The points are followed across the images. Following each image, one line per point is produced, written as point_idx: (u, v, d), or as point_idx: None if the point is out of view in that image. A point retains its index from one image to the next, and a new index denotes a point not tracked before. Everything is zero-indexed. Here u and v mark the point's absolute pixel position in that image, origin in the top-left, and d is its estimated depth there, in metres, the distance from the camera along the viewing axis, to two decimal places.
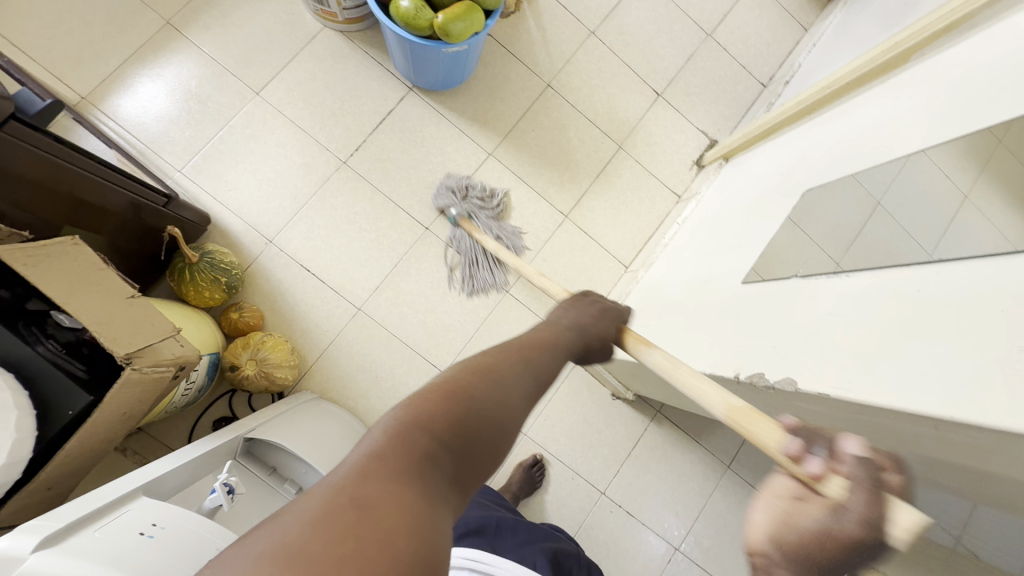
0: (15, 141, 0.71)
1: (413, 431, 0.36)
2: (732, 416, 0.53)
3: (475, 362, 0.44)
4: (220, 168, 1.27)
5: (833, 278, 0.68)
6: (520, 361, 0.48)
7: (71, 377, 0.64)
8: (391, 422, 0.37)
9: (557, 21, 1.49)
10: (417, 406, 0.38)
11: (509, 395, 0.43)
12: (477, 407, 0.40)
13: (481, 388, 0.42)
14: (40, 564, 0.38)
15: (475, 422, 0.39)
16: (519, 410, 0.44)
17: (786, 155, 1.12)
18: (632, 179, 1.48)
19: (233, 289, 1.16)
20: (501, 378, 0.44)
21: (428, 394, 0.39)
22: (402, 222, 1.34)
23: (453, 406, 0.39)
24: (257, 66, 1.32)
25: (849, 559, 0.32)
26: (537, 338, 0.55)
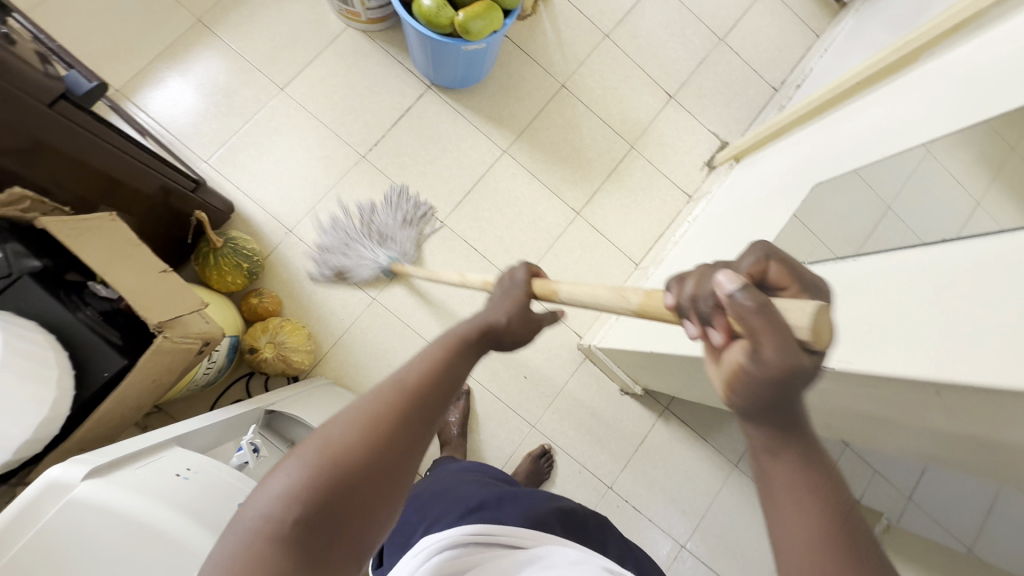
0: (63, 121, 0.76)
1: (261, 528, 0.37)
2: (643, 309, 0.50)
3: (336, 419, 0.42)
4: (244, 159, 1.32)
5: (840, 263, 0.70)
6: (412, 395, 0.44)
7: (106, 344, 0.68)
8: (249, 523, 0.38)
9: (572, 24, 1.53)
10: (270, 500, 0.38)
11: (379, 444, 0.41)
12: (335, 473, 0.39)
13: (342, 454, 0.40)
14: (91, 490, 0.47)
15: (336, 494, 0.39)
16: (405, 456, 0.42)
17: (795, 155, 1.14)
18: (643, 179, 1.51)
19: (254, 275, 1.20)
20: (377, 435, 0.41)
21: (282, 490, 0.38)
22: (418, 215, 1.38)
23: (310, 496, 0.38)
24: (282, 63, 1.37)
25: (786, 389, 0.33)
26: (435, 350, 0.49)
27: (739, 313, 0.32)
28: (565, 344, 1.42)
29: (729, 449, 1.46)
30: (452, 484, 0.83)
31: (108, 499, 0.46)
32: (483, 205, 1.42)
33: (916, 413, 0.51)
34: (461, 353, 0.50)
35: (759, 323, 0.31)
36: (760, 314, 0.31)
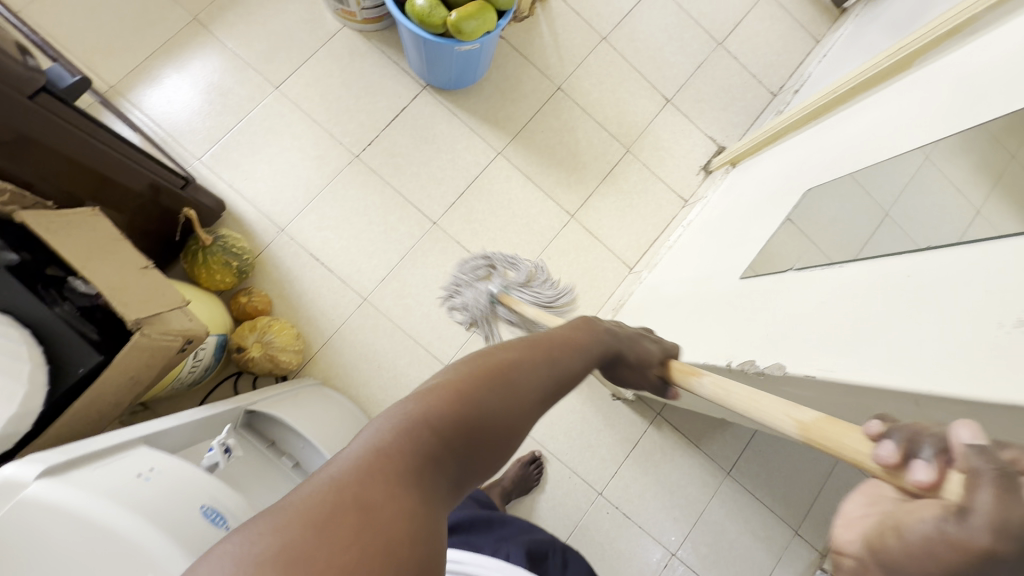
0: (46, 114, 0.76)
1: (423, 431, 0.38)
2: (805, 431, 0.45)
3: (491, 358, 0.46)
4: (237, 157, 1.32)
5: (827, 270, 0.69)
6: (551, 365, 0.50)
7: (83, 338, 0.67)
8: (403, 418, 0.38)
9: (570, 27, 1.53)
10: (429, 398, 0.40)
11: (523, 401, 0.45)
12: (488, 405, 0.42)
13: (502, 383, 0.44)
14: (44, 490, 0.43)
15: (484, 424, 0.41)
16: (534, 413, 0.46)
17: (790, 160, 1.13)
18: (639, 183, 1.50)
19: (243, 274, 1.19)
20: (526, 378, 0.46)
21: (447, 391, 0.41)
22: (411, 216, 1.37)
23: (466, 404, 0.41)
24: (278, 61, 1.37)
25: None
26: (560, 339, 0.56)
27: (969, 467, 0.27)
28: None
29: (722, 457, 1.45)
30: None
31: (61, 501, 0.43)
32: (477, 206, 1.41)
33: None
34: (579, 350, 0.56)
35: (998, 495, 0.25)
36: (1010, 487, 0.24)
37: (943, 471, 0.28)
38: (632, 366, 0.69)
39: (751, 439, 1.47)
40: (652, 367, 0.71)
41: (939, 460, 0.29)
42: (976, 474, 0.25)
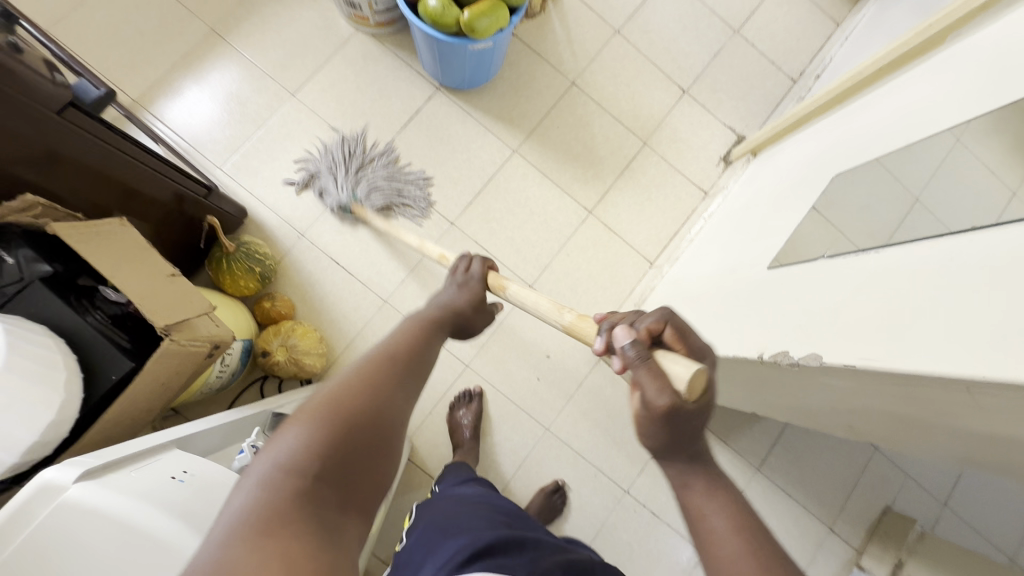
0: (73, 127, 0.77)
1: (288, 471, 0.41)
2: (570, 328, 0.71)
3: (339, 377, 0.49)
4: (257, 165, 1.34)
5: (860, 256, 0.66)
6: (395, 358, 0.54)
7: (115, 346, 0.68)
8: (263, 474, 0.41)
9: (582, 21, 1.51)
10: (286, 439, 0.43)
11: (384, 393, 0.50)
12: (353, 416, 0.46)
13: (357, 395, 0.47)
14: (83, 492, 0.46)
15: (351, 436, 0.45)
16: (400, 399, 0.50)
17: (813, 147, 1.10)
18: (657, 176, 1.48)
19: (266, 279, 1.20)
20: (377, 380, 0.50)
21: (302, 424, 0.44)
22: (429, 217, 1.37)
23: (330, 426, 0.44)
24: (293, 69, 1.38)
25: (671, 421, 0.47)
26: (408, 329, 0.61)
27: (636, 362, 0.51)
28: (579, 345, 1.40)
29: (751, 453, 1.42)
30: (458, 514, 0.85)
31: (99, 503, 0.45)
32: (494, 205, 1.40)
33: (948, 411, 0.48)
34: (430, 339, 0.62)
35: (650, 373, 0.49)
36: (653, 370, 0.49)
37: (639, 372, 0.50)
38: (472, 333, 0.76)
39: (781, 434, 1.44)
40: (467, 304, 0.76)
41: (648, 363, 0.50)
42: (634, 357, 0.52)
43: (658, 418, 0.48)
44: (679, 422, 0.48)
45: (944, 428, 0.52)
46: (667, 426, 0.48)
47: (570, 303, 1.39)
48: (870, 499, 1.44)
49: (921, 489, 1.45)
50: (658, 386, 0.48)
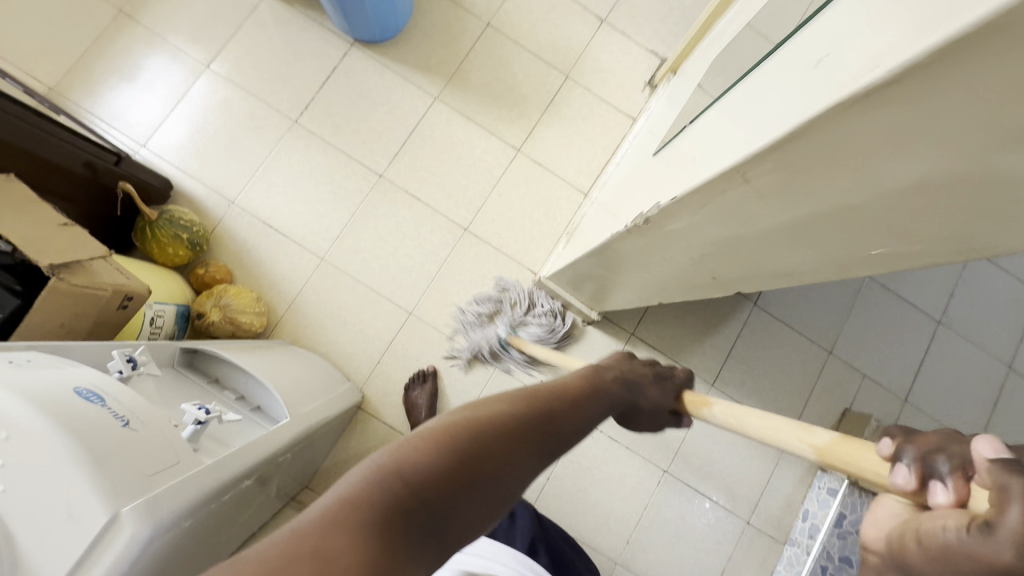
0: None
1: (393, 477, 0.37)
2: (823, 454, 0.43)
3: (490, 413, 0.43)
4: (180, 140, 1.35)
5: (710, 110, 0.67)
6: (553, 417, 0.47)
7: (5, 289, 0.71)
8: (373, 465, 0.38)
9: None
10: (410, 448, 0.39)
11: (519, 445, 0.43)
12: (481, 459, 0.40)
13: (495, 437, 0.41)
14: None
15: (472, 481, 0.39)
16: (528, 469, 0.43)
17: (712, 43, 1.09)
18: (583, 107, 1.48)
19: (196, 246, 1.22)
20: (521, 427, 0.44)
21: (428, 438, 0.40)
22: (357, 172, 1.38)
23: (450, 455, 0.39)
24: (205, 41, 1.39)
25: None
26: (586, 392, 0.53)
27: (996, 484, 0.26)
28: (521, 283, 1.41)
29: (704, 370, 1.43)
30: None
31: None
32: (421, 153, 1.41)
33: (747, 215, 0.47)
34: (592, 401, 0.53)
35: (1020, 510, 0.24)
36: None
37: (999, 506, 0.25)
38: (647, 413, 0.63)
39: (732, 348, 1.45)
40: (658, 396, 0.64)
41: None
42: (998, 487, 0.25)
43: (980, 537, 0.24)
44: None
45: (761, 247, 0.51)
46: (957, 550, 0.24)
47: (507, 242, 1.40)
48: (827, 403, 1.44)
49: (878, 387, 1.46)
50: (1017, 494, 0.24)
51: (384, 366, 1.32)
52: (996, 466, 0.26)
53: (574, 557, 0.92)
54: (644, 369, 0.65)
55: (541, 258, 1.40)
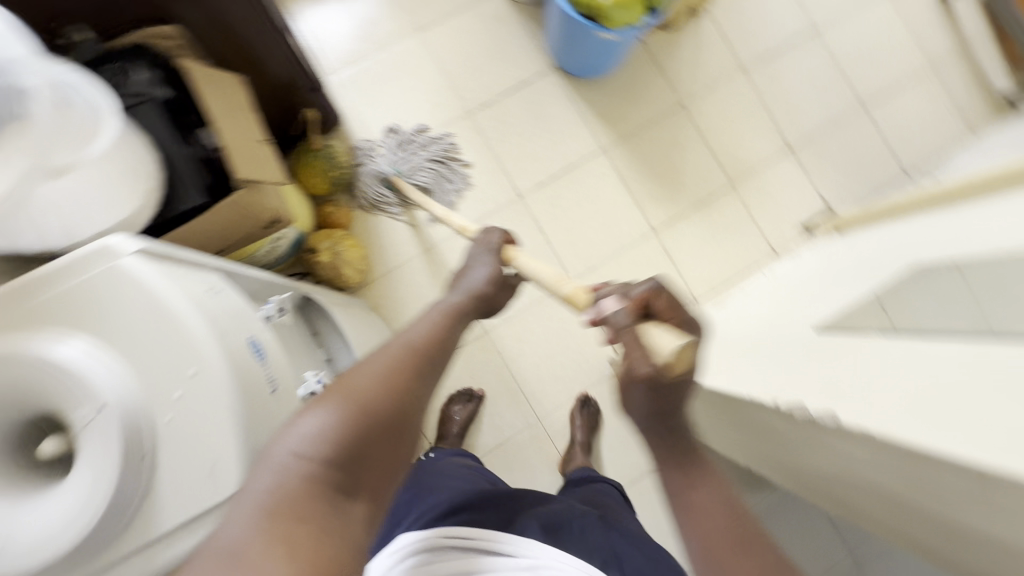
0: None
1: (309, 454, 0.41)
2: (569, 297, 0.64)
3: (360, 382, 0.46)
4: (365, 83, 1.41)
5: (913, 339, 0.63)
6: (411, 348, 0.50)
7: (196, 181, 0.75)
8: (287, 451, 0.41)
9: (712, 49, 1.49)
10: (305, 424, 0.42)
11: (398, 394, 0.46)
12: (374, 418, 0.44)
13: (372, 391, 0.45)
14: (134, 264, 0.48)
15: (374, 442, 0.44)
16: (412, 394, 0.47)
17: (904, 236, 1.04)
18: (733, 220, 1.45)
19: (337, 186, 1.28)
20: (385, 377, 0.47)
21: (318, 412, 0.43)
22: (501, 183, 1.41)
23: (349, 418, 0.43)
24: (428, 8, 1.44)
25: (652, 391, 0.48)
26: (430, 318, 0.56)
27: (619, 327, 0.51)
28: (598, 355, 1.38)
29: None
30: (440, 478, 0.78)
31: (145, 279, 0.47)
32: (565, 192, 1.42)
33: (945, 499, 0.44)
34: (451, 326, 0.57)
35: (629, 340, 0.49)
36: (632, 333, 0.49)
37: (626, 347, 0.49)
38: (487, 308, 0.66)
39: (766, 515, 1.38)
40: (494, 283, 0.66)
41: (649, 346, 0.48)
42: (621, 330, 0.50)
43: (644, 387, 0.48)
44: (647, 394, 0.48)
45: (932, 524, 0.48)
46: (650, 395, 0.48)
47: None
48: None
49: None
50: (643, 363, 0.47)
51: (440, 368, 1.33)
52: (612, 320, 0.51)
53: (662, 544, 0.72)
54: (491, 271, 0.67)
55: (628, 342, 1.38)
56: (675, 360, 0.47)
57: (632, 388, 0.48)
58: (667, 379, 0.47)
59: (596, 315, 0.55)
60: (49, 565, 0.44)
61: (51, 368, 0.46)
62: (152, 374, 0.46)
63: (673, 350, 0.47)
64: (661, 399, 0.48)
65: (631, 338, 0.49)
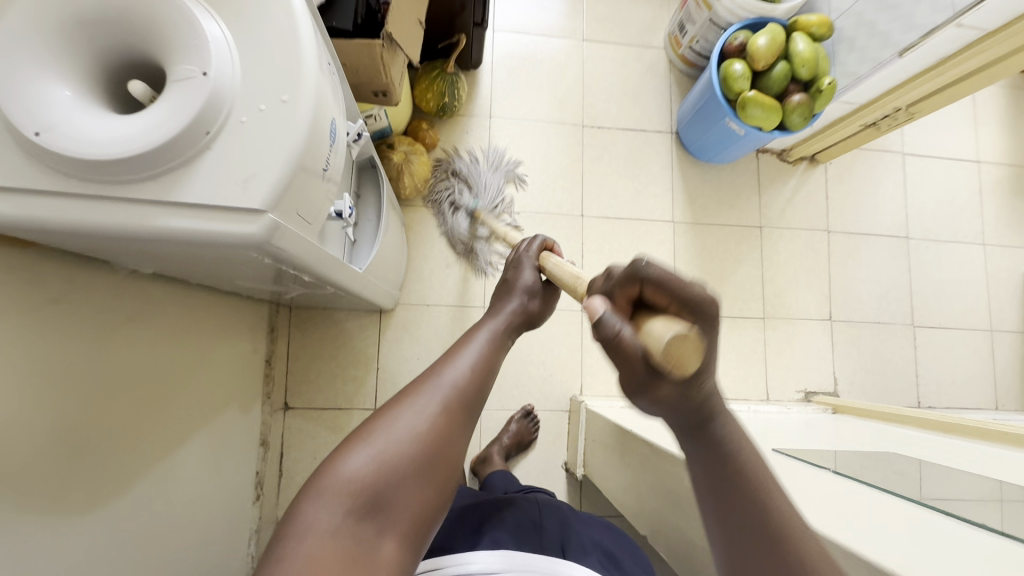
0: None
1: (390, 463, 0.45)
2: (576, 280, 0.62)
3: (400, 426, 0.48)
4: (515, 52, 1.51)
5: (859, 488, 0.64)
6: (477, 381, 0.54)
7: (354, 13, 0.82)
8: (370, 455, 0.46)
9: (813, 199, 1.55)
10: (400, 447, 0.46)
11: (438, 432, 0.48)
12: (409, 463, 0.46)
13: (447, 426, 0.49)
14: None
15: (401, 481, 0.45)
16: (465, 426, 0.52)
17: (891, 437, 1.05)
18: (748, 347, 1.46)
19: (441, 111, 1.36)
20: (456, 410, 0.51)
21: (411, 437, 0.47)
22: (573, 196, 1.47)
23: (428, 445, 0.47)
24: (602, 27, 1.56)
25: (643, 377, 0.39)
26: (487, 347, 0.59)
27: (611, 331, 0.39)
28: (566, 386, 1.39)
29: None
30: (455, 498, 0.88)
31: (297, 10, 0.48)
32: (620, 236, 1.47)
33: None
34: (495, 362, 0.58)
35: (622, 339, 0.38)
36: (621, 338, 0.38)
37: (610, 350, 0.40)
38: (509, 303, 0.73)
39: None
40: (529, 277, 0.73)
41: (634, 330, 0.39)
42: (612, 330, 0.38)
43: (632, 395, 0.41)
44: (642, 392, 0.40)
45: None
46: (658, 403, 0.41)
47: (592, 352, 1.41)
48: None
49: None
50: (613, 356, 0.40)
51: (427, 311, 1.37)
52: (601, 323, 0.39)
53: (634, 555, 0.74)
54: (530, 280, 0.73)
55: (596, 391, 1.39)
56: (669, 354, 0.36)
57: (637, 395, 0.41)
58: (659, 372, 0.37)
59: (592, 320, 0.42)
60: (56, 157, 0.42)
61: (177, 18, 0.45)
62: (250, 83, 0.46)
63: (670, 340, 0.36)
64: (638, 380, 0.39)
65: (618, 337, 0.38)
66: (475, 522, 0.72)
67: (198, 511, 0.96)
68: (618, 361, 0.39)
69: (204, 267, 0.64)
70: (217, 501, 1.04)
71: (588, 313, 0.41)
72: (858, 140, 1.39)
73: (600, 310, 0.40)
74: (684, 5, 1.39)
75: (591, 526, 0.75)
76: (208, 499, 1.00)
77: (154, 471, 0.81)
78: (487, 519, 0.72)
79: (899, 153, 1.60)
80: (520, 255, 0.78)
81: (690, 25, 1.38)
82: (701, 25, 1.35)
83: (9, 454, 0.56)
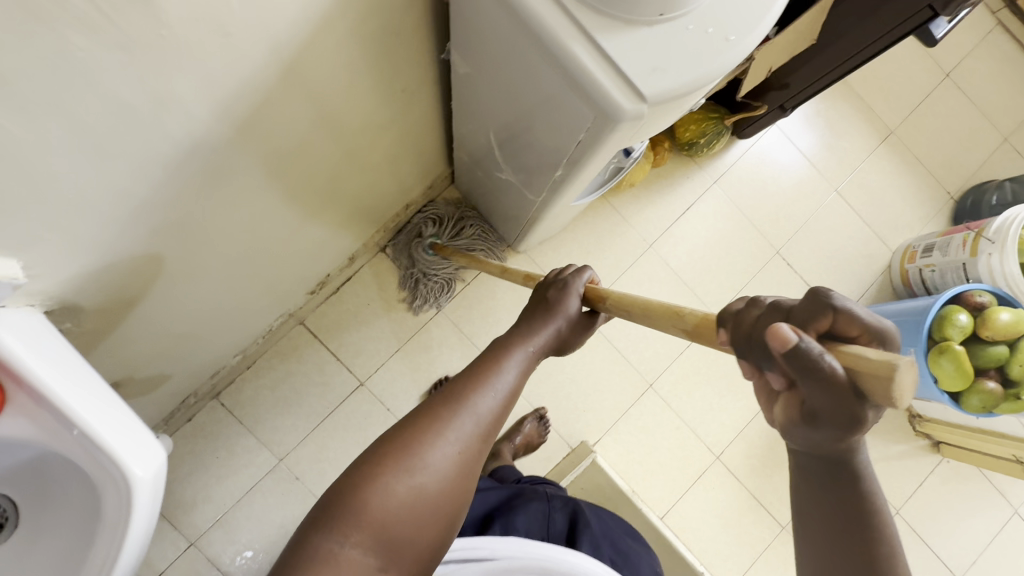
0: (884, 32, 0.99)
1: (411, 506, 0.48)
2: (700, 326, 0.48)
3: (431, 469, 0.49)
4: (775, 153, 1.52)
5: None
6: (492, 423, 0.53)
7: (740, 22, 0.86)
8: (396, 501, 0.47)
9: (907, 474, 1.46)
10: (424, 488, 0.48)
11: (458, 468, 0.50)
12: (428, 500, 0.49)
13: (459, 467, 0.50)
14: None
15: (420, 515, 0.48)
16: (474, 455, 0.51)
17: None
18: (750, 538, 1.38)
19: (687, 146, 1.38)
20: (465, 449, 0.51)
21: (436, 477, 0.49)
22: (720, 295, 1.46)
23: (446, 487, 0.49)
24: (857, 195, 1.54)
25: (837, 417, 0.34)
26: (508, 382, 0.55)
27: (806, 366, 0.33)
28: (584, 428, 1.37)
29: None
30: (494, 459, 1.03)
31: None
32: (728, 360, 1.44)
33: None
34: (523, 383, 0.57)
35: (820, 391, 0.33)
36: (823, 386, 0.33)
37: (807, 378, 0.33)
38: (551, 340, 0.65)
39: None
40: (572, 306, 0.65)
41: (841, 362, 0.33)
42: (798, 371, 0.34)
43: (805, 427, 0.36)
44: (830, 435, 0.35)
45: None
46: (816, 440, 0.36)
47: (627, 421, 1.39)
48: None
49: None
50: (810, 386, 0.33)
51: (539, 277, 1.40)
52: (802, 350, 0.33)
53: (635, 547, 0.87)
54: (569, 310, 0.65)
55: (605, 454, 1.37)
56: (897, 382, 0.31)
57: (821, 435, 0.36)
58: (864, 396, 0.33)
59: (777, 379, 0.36)
60: None
61: None
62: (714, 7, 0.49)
63: (880, 364, 0.31)
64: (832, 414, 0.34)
65: (820, 373, 0.33)
66: (489, 505, 0.86)
67: (287, 264, 1.02)
68: (828, 393, 0.33)
69: (500, 103, 0.69)
70: (299, 270, 1.10)
71: (771, 338, 0.34)
72: (996, 465, 1.36)
73: (795, 338, 0.34)
74: (948, 234, 1.36)
75: (604, 518, 0.90)
76: (297, 263, 1.05)
77: (300, 210, 0.87)
78: (499, 507, 0.85)
79: (1010, 505, 1.48)
80: (567, 279, 0.67)
81: (939, 252, 1.35)
82: (950, 261, 1.32)
83: (283, 115, 0.61)
